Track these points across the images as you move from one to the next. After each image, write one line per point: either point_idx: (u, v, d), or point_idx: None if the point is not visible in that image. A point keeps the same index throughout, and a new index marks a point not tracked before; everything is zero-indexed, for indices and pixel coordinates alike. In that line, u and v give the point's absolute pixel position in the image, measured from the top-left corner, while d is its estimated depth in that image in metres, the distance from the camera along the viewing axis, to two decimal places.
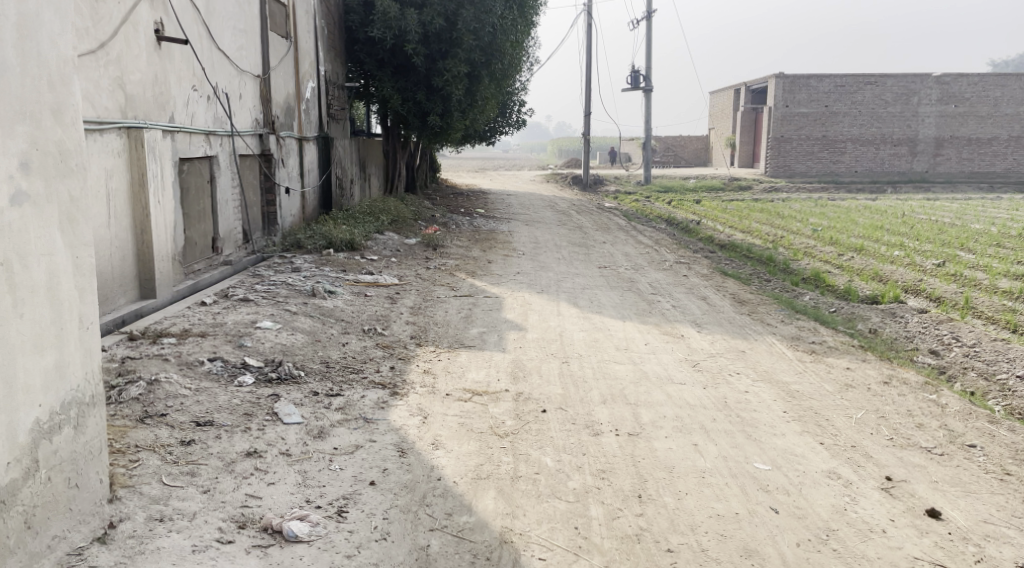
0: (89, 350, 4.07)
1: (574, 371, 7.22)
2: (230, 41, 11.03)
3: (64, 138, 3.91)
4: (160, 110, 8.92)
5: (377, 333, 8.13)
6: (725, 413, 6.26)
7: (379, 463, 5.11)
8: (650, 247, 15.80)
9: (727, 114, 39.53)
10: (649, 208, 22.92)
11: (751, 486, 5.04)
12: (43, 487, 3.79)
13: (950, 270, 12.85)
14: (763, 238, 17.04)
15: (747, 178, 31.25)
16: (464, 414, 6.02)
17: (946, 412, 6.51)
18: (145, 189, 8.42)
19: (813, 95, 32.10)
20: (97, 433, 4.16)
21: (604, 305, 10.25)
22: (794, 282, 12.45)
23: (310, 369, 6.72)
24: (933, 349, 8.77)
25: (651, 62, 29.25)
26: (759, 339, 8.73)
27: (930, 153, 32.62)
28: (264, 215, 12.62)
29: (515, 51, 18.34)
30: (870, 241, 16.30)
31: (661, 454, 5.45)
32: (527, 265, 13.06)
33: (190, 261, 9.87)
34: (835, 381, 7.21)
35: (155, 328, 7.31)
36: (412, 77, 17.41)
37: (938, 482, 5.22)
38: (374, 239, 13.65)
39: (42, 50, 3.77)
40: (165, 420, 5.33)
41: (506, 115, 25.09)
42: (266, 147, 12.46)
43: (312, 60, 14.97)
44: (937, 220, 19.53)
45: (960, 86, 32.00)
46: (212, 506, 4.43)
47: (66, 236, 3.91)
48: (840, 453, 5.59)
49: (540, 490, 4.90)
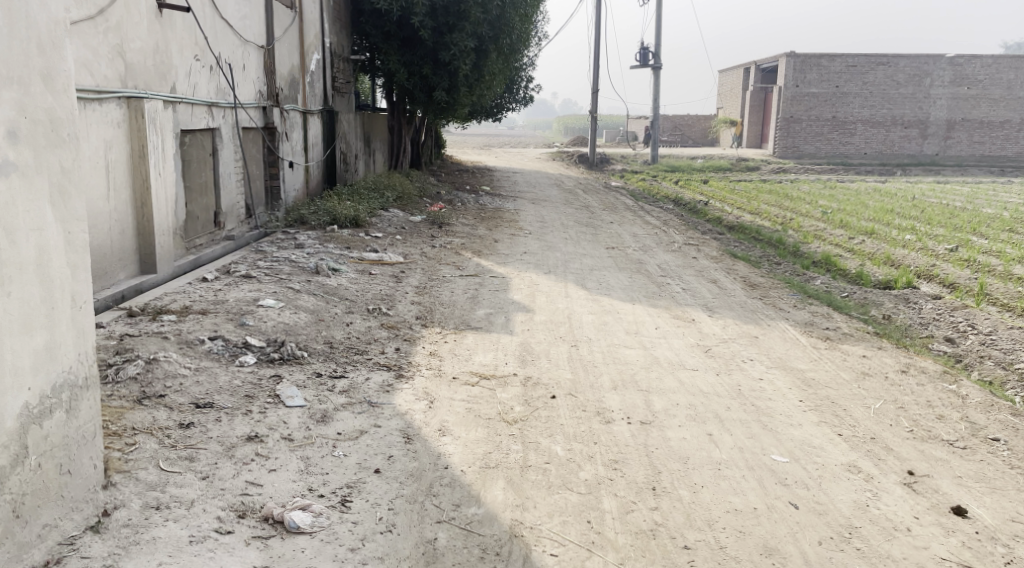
0: (82, 331, 3.90)
1: (583, 356, 7.04)
2: (234, 10, 10.77)
3: (54, 107, 3.73)
4: (161, 80, 8.68)
5: (382, 313, 7.94)
6: (739, 402, 6.07)
7: (384, 450, 4.94)
8: (659, 227, 15.57)
9: (736, 94, 39.10)
10: (656, 188, 22.66)
11: (768, 480, 4.86)
12: (33, 474, 3.63)
13: (964, 255, 12.62)
14: (772, 220, 16.80)
15: (754, 159, 30.90)
16: (471, 399, 5.85)
17: (966, 404, 6.32)
18: (146, 161, 8.19)
19: (824, 76, 31.69)
20: (91, 417, 3.99)
21: (613, 287, 10.06)
22: (805, 266, 12.24)
23: (313, 350, 6.53)
24: (948, 337, 8.58)
25: (660, 39, 28.86)
26: (771, 324, 8.54)
27: (940, 136, 32.26)
28: (267, 189, 12.42)
29: (523, 25, 18.00)
30: (881, 224, 16.05)
31: (674, 444, 5.27)
32: (535, 244, 12.86)
33: (192, 236, 9.67)
34: (851, 369, 7.02)
35: (155, 305, 7.13)
36: (419, 51, 17.11)
37: (962, 478, 5.05)
38: (378, 216, 13.44)
39: (31, 11, 3.58)
40: (164, 401, 5.16)
41: (513, 92, 24.79)
42: (270, 120, 12.21)
43: (317, 31, 14.68)
44: (949, 204, 19.27)
45: (973, 68, 31.58)
46: (210, 494, 4.26)
47: (57, 210, 3.74)
48: (860, 445, 5.41)
49: (551, 481, 4.73)
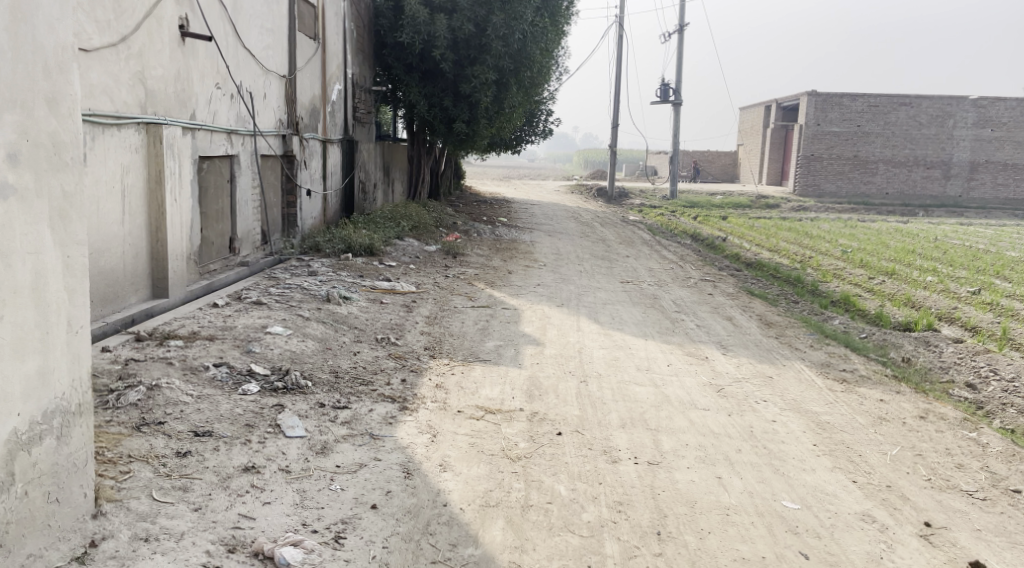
0: (78, 356, 3.83)
1: (592, 392, 6.90)
2: (257, 40, 10.85)
3: (58, 130, 3.69)
4: (181, 106, 8.71)
5: (390, 342, 7.86)
6: (751, 444, 5.92)
7: (382, 485, 4.83)
8: (675, 262, 15.43)
9: (757, 130, 39.02)
10: (674, 223, 22.57)
11: (778, 527, 4.71)
12: (19, 502, 3.56)
13: (986, 298, 12.40)
14: (790, 258, 16.64)
15: (774, 196, 30.71)
16: (475, 434, 5.73)
17: (987, 453, 6.12)
18: (161, 187, 8.19)
19: (845, 115, 31.57)
20: (84, 444, 3.91)
21: (626, 322, 9.93)
22: (823, 305, 12.07)
23: (318, 379, 6.44)
24: (969, 382, 8.37)
25: (681, 75, 28.92)
26: (786, 364, 8.37)
27: (964, 177, 32.00)
28: (284, 216, 12.42)
29: (545, 59, 18.03)
30: (902, 265, 15.84)
31: (682, 486, 5.12)
32: (549, 277, 12.76)
33: (206, 261, 9.66)
34: (868, 413, 6.84)
35: (163, 329, 7.08)
36: (440, 83, 17.16)
37: (981, 531, 4.87)
38: (394, 245, 13.40)
39: (38, 35, 3.56)
40: (162, 428, 5.07)
41: (533, 124, 24.86)
42: (289, 148, 12.25)
43: (340, 62, 14.79)
44: (971, 246, 19.04)
45: (997, 111, 31.44)
46: (201, 526, 4.16)
47: (56, 234, 3.69)
48: (874, 493, 5.24)
49: (553, 522, 4.60)
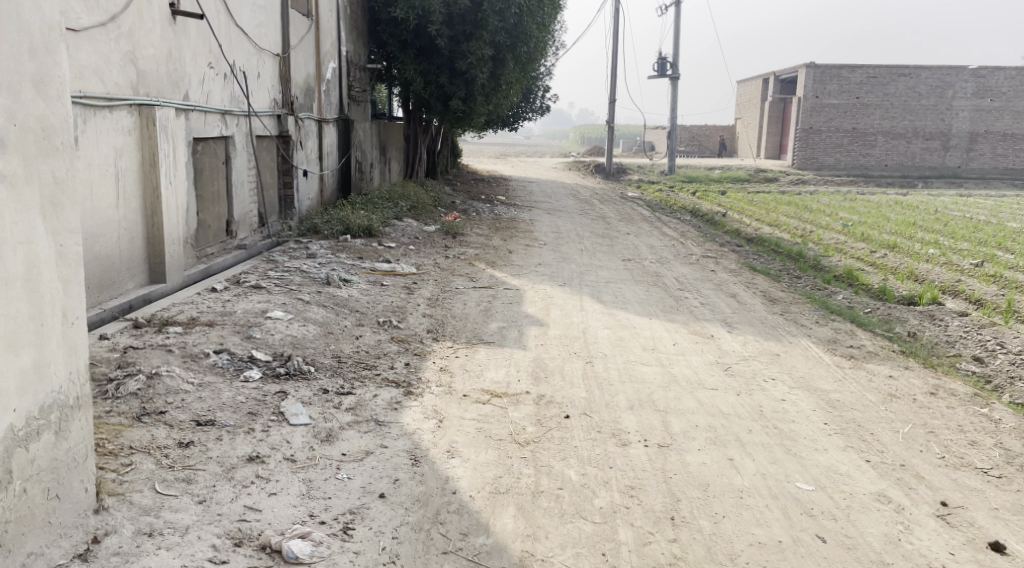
0: (74, 347, 3.73)
1: (599, 373, 6.81)
2: (249, 18, 10.64)
3: (47, 114, 3.56)
4: (174, 87, 8.54)
5: (392, 325, 7.74)
6: (762, 424, 5.82)
7: (390, 473, 4.74)
8: (676, 239, 15.30)
9: (755, 103, 38.71)
10: (674, 199, 22.38)
11: (793, 510, 4.63)
12: (17, 500, 3.47)
13: (990, 271, 12.28)
14: (791, 232, 16.49)
15: (773, 170, 30.50)
16: (481, 419, 5.63)
17: (1000, 429, 6.04)
18: (156, 170, 8.03)
19: (844, 86, 31.32)
20: (83, 438, 3.82)
21: (630, 301, 9.81)
22: (826, 279, 11.96)
23: (321, 365, 6.33)
24: (977, 356, 8.29)
25: (678, 48, 28.62)
26: (793, 342, 8.26)
27: (962, 148, 31.84)
28: (281, 198, 12.26)
29: (542, 33, 17.78)
30: (904, 238, 15.71)
31: (694, 469, 5.04)
32: (550, 256, 12.63)
33: (203, 244, 9.51)
34: (878, 390, 6.74)
35: (162, 316, 6.95)
36: (435, 59, 16.91)
37: (999, 510, 4.78)
38: (392, 225, 13.25)
39: (23, 14, 3.41)
40: (164, 418, 4.97)
41: (530, 100, 24.61)
42: (284, 128, 12.07)
43: (333, 40, 14.56)
44: (972, 217, 18.92)
45: (996, 80, 31.20)
46: (206, 519, 4.07)
47: (48, 222, 3.57)
48: (889, 472, 5.15)
49: (565, 509, 4.51)
